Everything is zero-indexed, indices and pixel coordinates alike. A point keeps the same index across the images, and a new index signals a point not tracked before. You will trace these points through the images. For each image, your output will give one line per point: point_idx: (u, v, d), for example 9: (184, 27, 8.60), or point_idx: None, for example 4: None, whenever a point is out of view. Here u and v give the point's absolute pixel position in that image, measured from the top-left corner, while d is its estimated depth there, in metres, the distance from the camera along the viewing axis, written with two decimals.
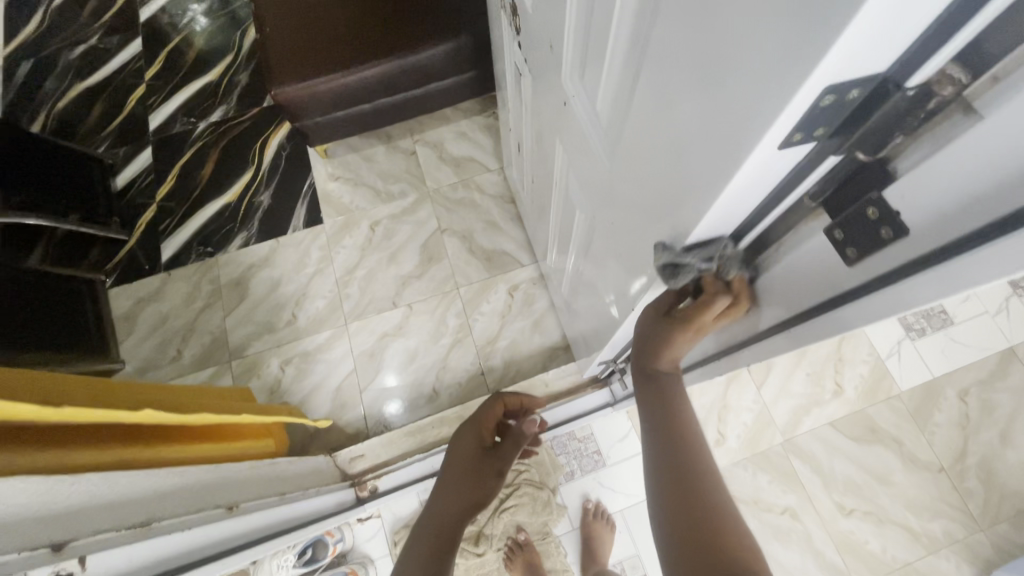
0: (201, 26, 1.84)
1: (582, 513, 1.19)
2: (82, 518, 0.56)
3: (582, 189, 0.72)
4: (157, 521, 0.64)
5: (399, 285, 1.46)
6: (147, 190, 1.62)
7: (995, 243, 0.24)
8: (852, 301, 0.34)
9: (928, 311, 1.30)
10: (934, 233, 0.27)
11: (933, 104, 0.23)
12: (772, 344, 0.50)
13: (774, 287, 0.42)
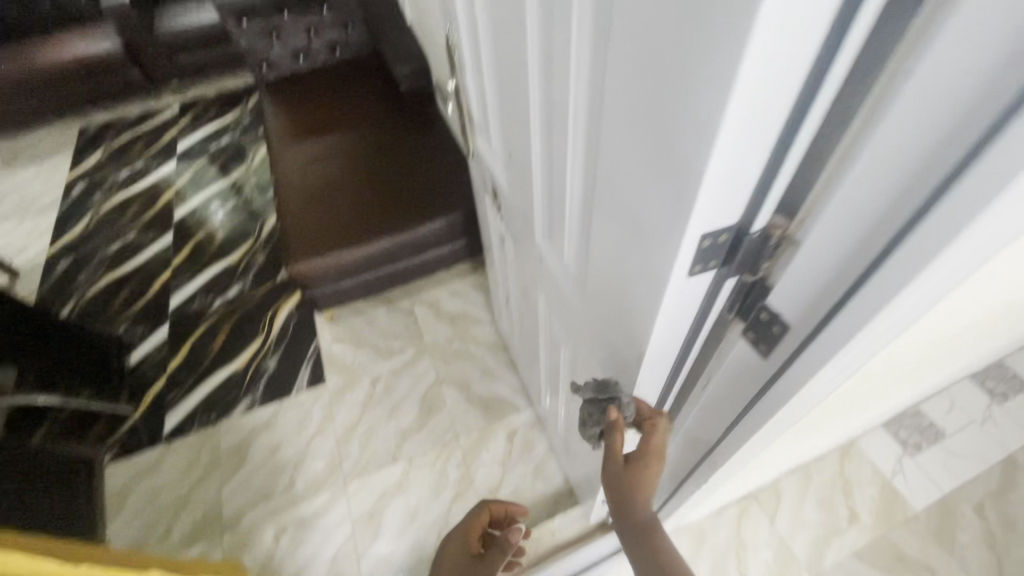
0: (221, 219, 2.14)
1: None
2: None
3: (562, 328, 0.82)
4: None
5: (399, 439, 1.47)
6: (158, 364, 1.70)
7: (839, 319, 0.35)
8: (781, 383, 0.43)
9: (918, 425, 1.33)
10: (809, 321, 0.37)
11: (773, 239, 0.36)
12: (742, 444, 0.57)
13: (725, 387, 0.51)
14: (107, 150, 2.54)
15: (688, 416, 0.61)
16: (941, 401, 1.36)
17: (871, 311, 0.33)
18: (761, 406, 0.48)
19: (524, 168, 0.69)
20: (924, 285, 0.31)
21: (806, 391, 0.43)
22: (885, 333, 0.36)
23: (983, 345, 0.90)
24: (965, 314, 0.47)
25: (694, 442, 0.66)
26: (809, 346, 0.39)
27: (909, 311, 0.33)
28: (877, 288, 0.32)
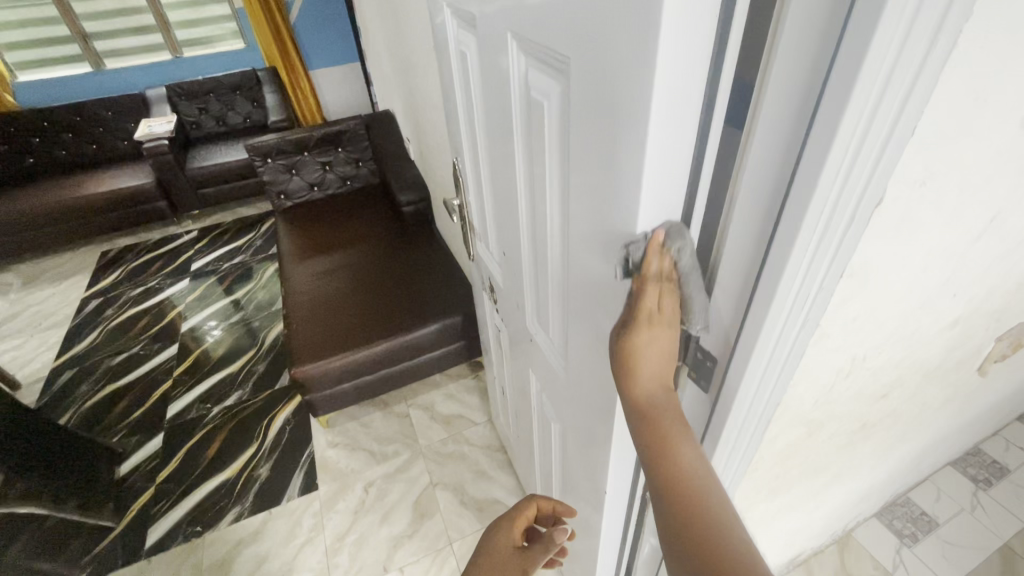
0: (214, 339, 2.21)
1: None
2: None
3: (552, 405, 0.90)
4: None
5: (390, 547, 1.43)
6: (149, 474, 1.69)
7: (736, 357, 0.46)
8: (715, 421, 0.53)
9: (910, 515, 1.35)
10: (723, 356, 0.48)
11: None
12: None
13: None
14: (125, 270, 2.72)
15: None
16: (929, 489, 1.39)
17: (751, 349, 0.44)
18: (707, 449, 0.56)
19: (516, 262, 0.84)
20: (780, 325, 0.43)
21: (735, 428, 0.52)
22: (778, 367, 0.47)
23: (936, 422, 0.99)
24: (872, 360, 0.58)
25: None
26: (726, 381, 0.49)
27: (785, 347, 0.45)
28: (750, 331, 0.44)
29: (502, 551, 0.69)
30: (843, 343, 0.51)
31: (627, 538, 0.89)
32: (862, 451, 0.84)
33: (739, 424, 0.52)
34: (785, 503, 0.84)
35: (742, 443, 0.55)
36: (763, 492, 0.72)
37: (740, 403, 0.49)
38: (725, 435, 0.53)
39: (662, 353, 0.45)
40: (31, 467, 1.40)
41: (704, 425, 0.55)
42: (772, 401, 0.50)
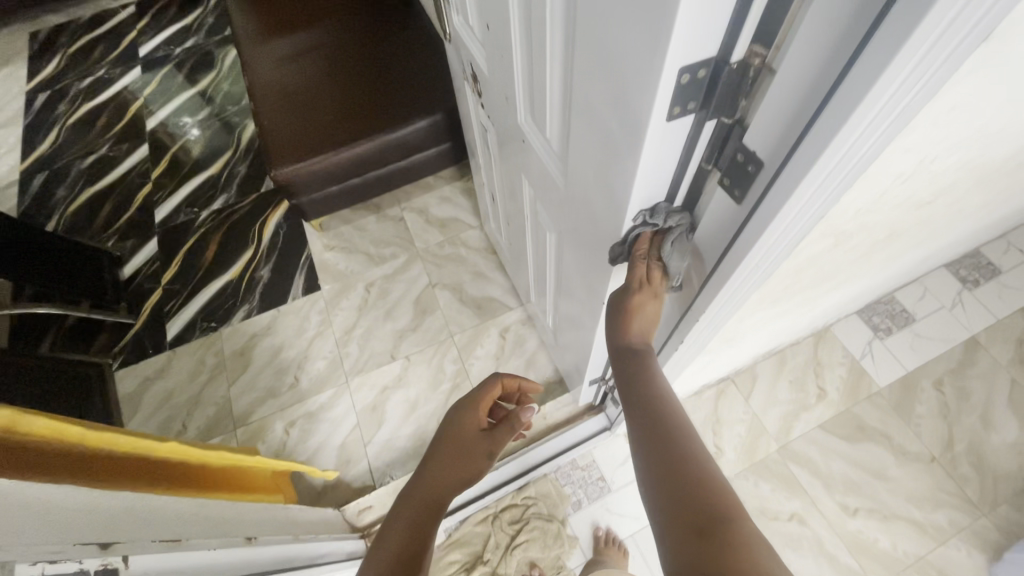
0: (187, 140, 2.03)
1: (593, 541, 1.19)
2: (150, 522, 0.59)
3: (549, 214, 0.83)
4: (257, 537, 0.78)
5: (396, 338, 1.52)
6: (154, 276, 1.71)
7: (791, 161, 0.36)
8: (741, 239, 0.45)
9: (890, 311, 1.41)
10: (773, 161, 0.38)
11: (751, 72, 0.36)
12: (709, 315, 0.59)
13: (701, 248, 0.52)
14: (65, 56, 2.36)
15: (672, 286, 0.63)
16: (915, 288, 1.43)
17: (812, 153, 0.34)
18: (723, 270, 0.50)
19: (504, 40, 0.66)
20: (863, 123, 0.32)
21: (761, 252, 0.45)
22: (837, 179, 0.37)
23: (957, 229, 0.93)
24: (940, 161, 0.48)
25: (672, 313, 0.68)
26: (767, 194, 0.40)
27: (856, 153, 0.34)
28: (820, 129, 0.33)
29: (467, 433, 0.69)
30: (924, 142, 0.40)
31: None
32: (873, 260, 0.80)
33: (768, 246, 0.44)
34: (780, 312, 0.84)
35: (765, 266, 0.48)
36: (764, 305, 0.70)
37: (780, 220, 0.40)
38: (751, 256, 0.45)
39: (651, 316, 0.56)
40: (36, 268, 1.38)
41: (726, 239, 0.48)
42: (812, 219, 0.42)
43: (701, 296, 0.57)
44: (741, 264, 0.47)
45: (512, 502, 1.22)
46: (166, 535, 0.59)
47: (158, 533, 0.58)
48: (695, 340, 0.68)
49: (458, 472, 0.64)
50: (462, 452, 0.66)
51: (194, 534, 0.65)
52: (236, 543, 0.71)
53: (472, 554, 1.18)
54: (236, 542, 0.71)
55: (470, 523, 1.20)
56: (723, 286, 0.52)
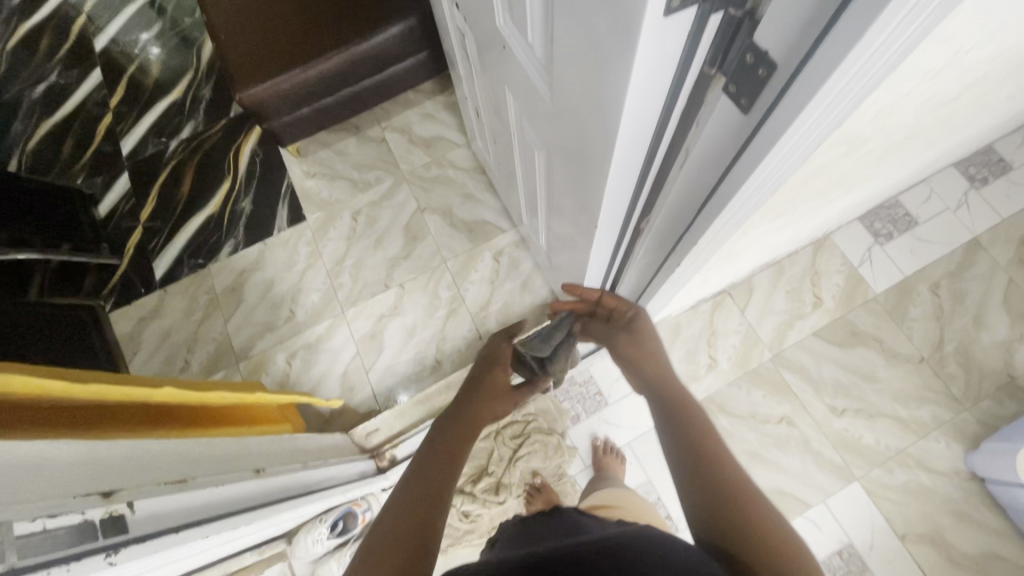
0: (143, 62, 1.86)
1: (592, 450, 1.25)
2: (153, 464, 0.61)
3: (536, 130, 0.77)
4: (266, 468, 0.81)
5: (388, 267, 1.49)
6: (131, 213, 1.64)
7: (815, 58, 0.31)
8: (750, 151, 0.41)
9: (893, 216, 1.37)
10: (790, 61, 0.33)
11: None
12: (712, 234, 0.55)
13: (704, 162, 0.48)
14: None
15: (672, 206, 0.59)
16: (921, 190, 1.38)
17: (839, 49, 0.29)
18: (729, 185, 0.46)
19: None
20: (904, 10, 0.26)
21: (771, 167, 0.41)
22: (863, 81, 0.32)
23: (972, 126, 0.87)
24: (979, 48, 0.42)
25: (672, 232, 0.64)
26: (782, 100, 0.35)
27: (889, 50, 0.29)
28: (853, 19, 0.28)
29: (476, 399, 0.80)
30: (966, 28, 0.34)
31: (615, 263, 0.88)
32: (883, 165, 0.76)
33: (778, 160, 0.40)
34: (781, 223, 0.80)
35: (774, 181, 0.44)
36: (767, 217, 0.66)
37: (792, 132, 0.36)
38: (760, 170, 0.41)
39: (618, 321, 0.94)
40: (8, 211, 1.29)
41: (734, 152, 0.43)
42: (829, 130, 0.37)
43: (703, 217, 0.53)
44: (749, 179, 0.43)
45: (513, 419, 1.26)
46: (171, 475, 0.61)
47: (161, 472, 0.60)
48: (695, 260, 0.65)
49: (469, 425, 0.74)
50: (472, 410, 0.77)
51: (197, 470, 0.67)
52: (244, 475, 0.74)
53: (478, 467, 1.24)
54: (245, 474, 0.74)
55: None
56: (728, 204, 0.47)
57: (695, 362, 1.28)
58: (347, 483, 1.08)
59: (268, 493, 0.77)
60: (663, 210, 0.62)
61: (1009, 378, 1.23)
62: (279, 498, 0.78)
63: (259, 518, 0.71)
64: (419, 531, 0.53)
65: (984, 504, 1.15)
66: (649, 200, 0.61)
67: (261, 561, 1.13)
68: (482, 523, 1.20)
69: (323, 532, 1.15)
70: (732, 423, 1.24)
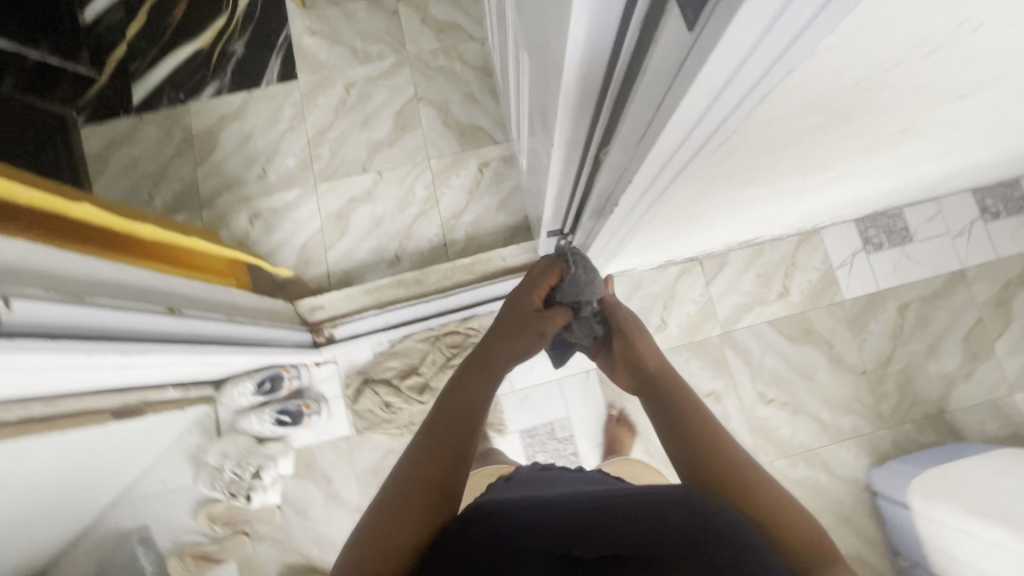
0: None
1: (605, 420, 1.25)
2: (52, 277, 0.61)
3: (524, 22, 0.68)
4: (180, 309, 0.82)
5: (370, 151, 1.42)
6: (118, 27, 1.48)
7: None
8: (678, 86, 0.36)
9: (891, 227, 1.31)
10: None
11: None
12: (645, 173, 0.51)
13: (648, 91, 0.43)
14: None
15: (618, 133, 0.54)
16: (930, 207, 1.31)
17: None
18: (659, 121, 0.41)
19: None
20: None
21: (697, 109, 0.37)
22: (785, 34, 0.28)
23: (990, 149, 0.81)
24: (983, 37, 0.36)
25: (619, 165, 0.60)
26: (706, 30, 0.30)
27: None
28: None
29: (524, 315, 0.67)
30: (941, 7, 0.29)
31: (575, 192, 0.84)
32: (877, 160, 0.70)
33: (713, 99, 0.35)
34: (745, 202, 0.76)
35: (708, 128, 0.40)
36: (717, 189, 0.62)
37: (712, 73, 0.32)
38: (689, 106, 0.36)
39: None
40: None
41: (672, 77, 0.38)
42: (769, 84, 0.32)
43: (639, 151, 0.49)
44: (674, 119, 0.39)
45: (455, 329, 1.27)
46: (67, 292, 0.61)
47: (58, 285, 0.61)
48: (633, 202, 0.62)
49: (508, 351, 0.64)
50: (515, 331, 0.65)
51: (97, 291, 0.67)
52: (154, 310, 0.75)
53: (409, 365, 1.27)
54: (156, 309, 0.76)
55: (412, 338, 1.28)
56: (657, 140, 0.43)
57: (645, 319, 1.28)
58: (277, 347, 1.11)
59: (175, 334, 0.79)
60: (613, 137, 0.57)
61: (938, 409, 1.25)
62: (184, 341, 0.81)
63: (156, 353, 0.73)
64: (435, 498, 0.50)
65: (868, 514, 1.20)
66: (601, 122, 0.56)
67: (186, 399, 1.18)
68: (401, 417, 1.25)
69: (250, 387, 1.20)
70: None
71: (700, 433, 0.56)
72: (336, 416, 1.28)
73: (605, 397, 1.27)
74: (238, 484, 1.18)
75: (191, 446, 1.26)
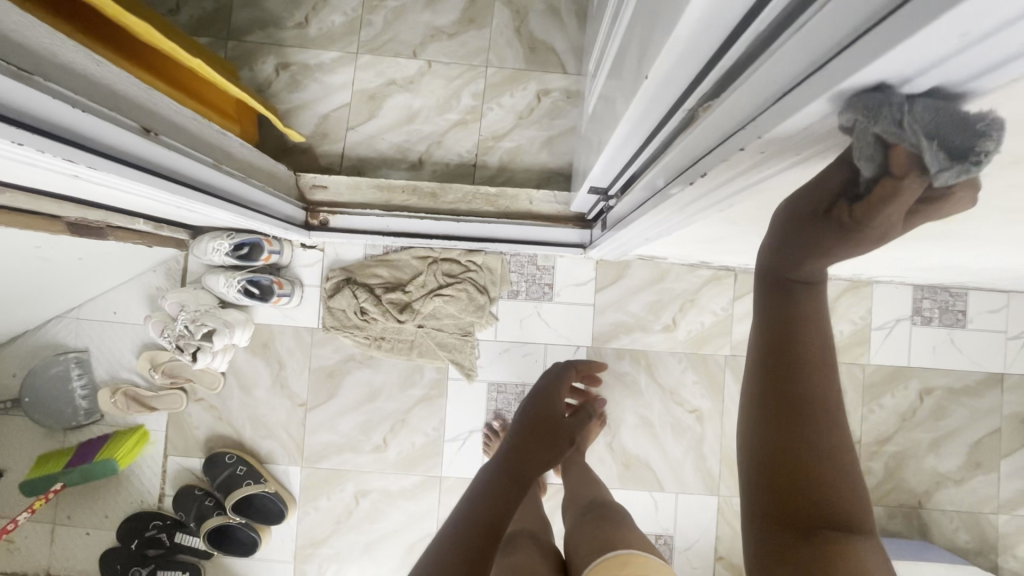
0: None
1: None
2: (7, 37, 0.49)
3: None
4: (157, 134, 0.71)
5: (426, 35, 1.25)
6: None
7: None
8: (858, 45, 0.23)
9: (947, 305, 1.18)
10: None
11: None
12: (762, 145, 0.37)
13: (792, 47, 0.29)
14: None
15: (733, 87, 0.39)
16: (997, 299, 1.17)
17: None
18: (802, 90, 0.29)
19: None
20: None
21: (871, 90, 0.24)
22: None
23: None
24: None
25: (715, 132, 0.45)
26: None
27: None
28: None
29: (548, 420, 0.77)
30: None
31: (642, 151, 0.70)
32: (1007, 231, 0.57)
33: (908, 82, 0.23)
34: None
35: None
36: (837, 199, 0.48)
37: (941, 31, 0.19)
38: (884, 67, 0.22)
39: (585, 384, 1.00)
40: None
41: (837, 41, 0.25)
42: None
43: (762, 119, 0.35)
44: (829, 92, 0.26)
45: (456, 258, 1.18)
46: (20, 64, 0.50)
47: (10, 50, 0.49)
48: (724, 177, 0.48)
49: (538, 454, 0.72)
50: (545, 436, 0.74)
51: (62, 78, 0.55)
52: (124, 125, 0.64)
53: (396, 280, 1.19)
54: (126, 123, 0.64)
55: (410, 253, 1.18)
56: (805, 108, 0.29)
57: (655, 314, 1.18)
58: (264, 215, 1.01)
59: (141, 158, 0.68)
60: (723, 91, 0.42)
61: (916, 503, 1.18)
62: (150, 171, 0.70)
63: (114, 173, 0.63)
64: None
65: None
66: (713, 66, 0.41)
67: (157, 239, 1.09)
68: (372, 328, 1.17)
69: (224, 247, 1.10)
70: (648, 386, 1.18)
71: (807, 437, 0.40)
72: (308, 304, 1.20)
73: None
74: (186, 340, 1.09)
75: (151, 286, 1.19)
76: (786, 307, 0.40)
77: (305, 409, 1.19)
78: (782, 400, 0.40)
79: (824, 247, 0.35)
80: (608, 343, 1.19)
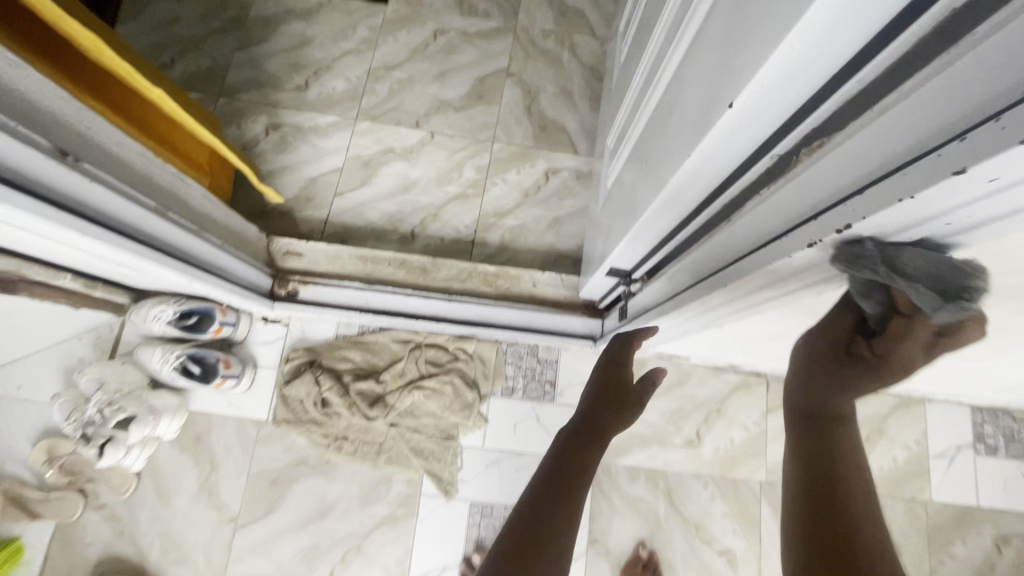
0: None
1: (629, 559, 0.93)
2: None
3: None
4: (80, 161, 0.55)
5: (432, 107, 1.19)
6: None
7: None
8: None
9: (1012, 432, 1.01)
10: None
11: None
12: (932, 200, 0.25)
13: None
14: None
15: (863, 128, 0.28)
16: None
17: None
18: None
19: None
20: None
21: None
22: None
23: None
24: None
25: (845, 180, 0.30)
26: None
27: None
28: None
29: (616, 388, 0.64)
30: None
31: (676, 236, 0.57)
32: None
33: None
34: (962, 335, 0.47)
35: None
36: (1003, 304, 0.33)
37: None
38: None
39: None
40: None
41: None
42: None
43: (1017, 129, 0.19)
44: None
45: (442, 345, 1.00)
46: None
47: None
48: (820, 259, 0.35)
49: (612, 417, 0.60)
50: (616, 404, 0.61)
51: None
52: (27, 142, 0.48)
53: (371, 366, 1.00)
54: (31, 140, 0.49)
55: (390, 335, 1.01)
56: None
57: (676, 425, 0.99)
58: (216, 278, 0.83)
59: (45, 187, 0.52)
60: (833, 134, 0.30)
61: None
62: (59, 205, 0.54)
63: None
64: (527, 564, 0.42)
65: None
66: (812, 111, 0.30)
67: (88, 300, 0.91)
68: (334, 424, 0.96)
69: (168, 314, 0.92)
70: (668, 516, 0.96)
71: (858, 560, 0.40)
72: (258, 391, 0.99)
73: (591, 504, 0.96)
74: (95, 428, 0.86)
75: (70, 357, 0.98)
76: (818, 434, 0.46)
77: (234, 525, 0.94)
78: (819, 505, 0.43)
79: (856, 386, 0.41)
80: (620, 458, 0.98)
